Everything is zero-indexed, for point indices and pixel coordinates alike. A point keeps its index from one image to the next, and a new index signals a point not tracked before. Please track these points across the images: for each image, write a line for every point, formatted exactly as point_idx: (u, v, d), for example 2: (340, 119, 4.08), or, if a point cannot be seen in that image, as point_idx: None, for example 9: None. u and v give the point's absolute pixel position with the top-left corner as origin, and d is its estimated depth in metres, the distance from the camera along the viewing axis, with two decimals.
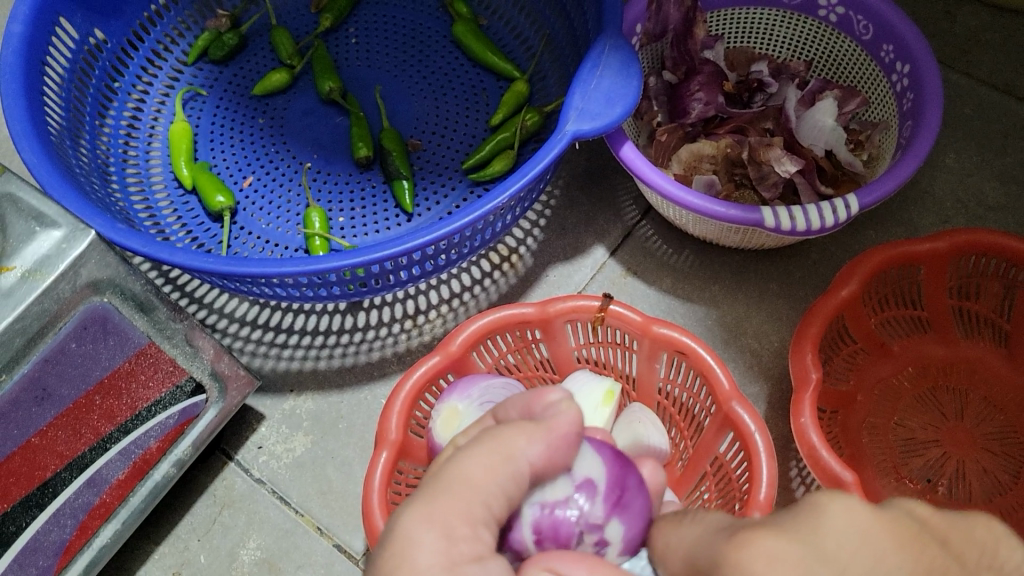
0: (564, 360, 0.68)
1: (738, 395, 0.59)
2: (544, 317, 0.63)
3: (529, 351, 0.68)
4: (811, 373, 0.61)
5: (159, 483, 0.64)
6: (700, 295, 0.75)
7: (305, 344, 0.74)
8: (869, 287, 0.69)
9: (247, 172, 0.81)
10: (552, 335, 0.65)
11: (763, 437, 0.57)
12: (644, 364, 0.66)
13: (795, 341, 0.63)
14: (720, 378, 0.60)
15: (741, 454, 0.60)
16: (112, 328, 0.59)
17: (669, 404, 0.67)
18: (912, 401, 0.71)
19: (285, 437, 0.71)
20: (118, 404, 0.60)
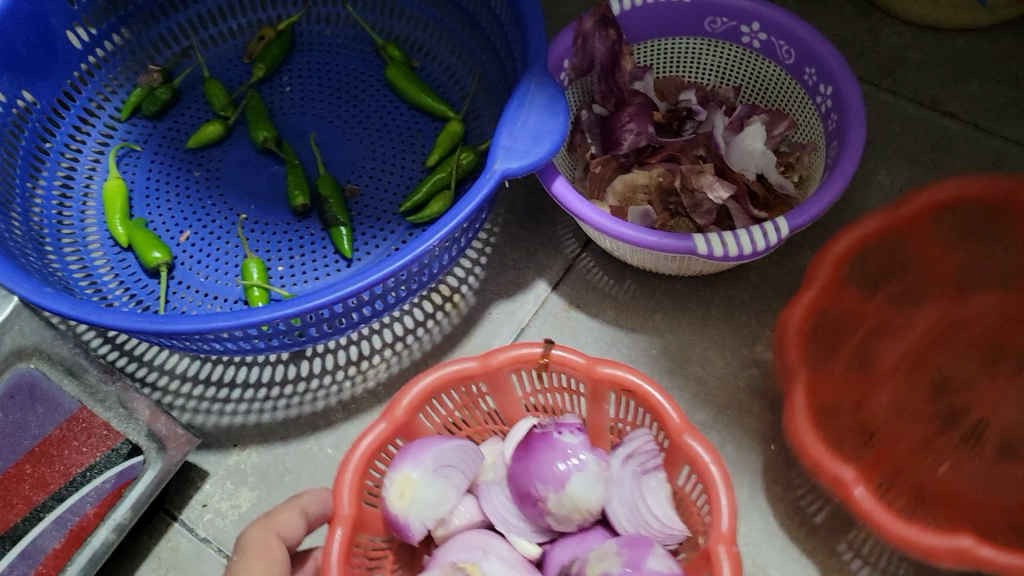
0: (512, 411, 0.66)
1: (690, 428, 0.57)
2: (488, 368, 0.60)
3: (475, 405, 0.66)
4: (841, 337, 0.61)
5: (98, 550, 0.60)
6: (643, 325, 0.75)
7: (247, 398, 0.73)
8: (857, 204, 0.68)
9: (184, 226, 0.80)
10: (497, 388, 0.63)
11: (719, 469, 0.55)
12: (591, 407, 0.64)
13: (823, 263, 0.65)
14: (669, 412, 0.58)
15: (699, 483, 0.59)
16: (40, 394, 0.63)
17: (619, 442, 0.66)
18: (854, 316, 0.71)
19: (230, 493, 0.70)
20: (50, 472, 0.62)
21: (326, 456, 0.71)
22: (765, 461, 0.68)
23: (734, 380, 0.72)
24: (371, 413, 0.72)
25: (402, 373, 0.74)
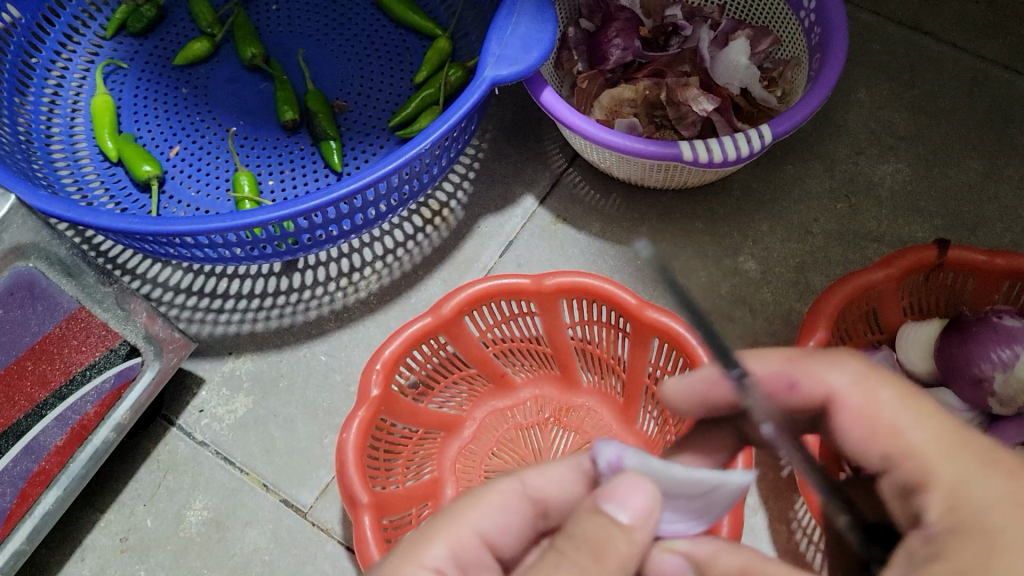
0: (637, 372, 0.67)
1: (545, 278, 0.65)
2: (540, 288, 0.65)
3: (614, 338, 0.68)
4: None
5: (100, 448, 0.63)
6: (629, 237, 0.76)
7: (241, 308, 0.74)
8: (852, 320, 0.66)
9: (174, 141, 0.80)
10: (638, 336, 0.65)
11: (679, 325, 0.63)
12: (635, 351, 0.66)
13: (787, 359, 0.62)
14: (626, 296, 0.64)
15: (680, 365, 0.64)
16: (39, 294, 0.59)
17: (656, 389, 0.67)
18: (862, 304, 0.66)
19: (226, 399, 0.71)
20: (51, 370, 0.60)
21: (320, 363, 0.72)
22: None
23: (716, 289, 0.74)
24: (363, 322, 0.74)
25: (394, 285, 0.75)
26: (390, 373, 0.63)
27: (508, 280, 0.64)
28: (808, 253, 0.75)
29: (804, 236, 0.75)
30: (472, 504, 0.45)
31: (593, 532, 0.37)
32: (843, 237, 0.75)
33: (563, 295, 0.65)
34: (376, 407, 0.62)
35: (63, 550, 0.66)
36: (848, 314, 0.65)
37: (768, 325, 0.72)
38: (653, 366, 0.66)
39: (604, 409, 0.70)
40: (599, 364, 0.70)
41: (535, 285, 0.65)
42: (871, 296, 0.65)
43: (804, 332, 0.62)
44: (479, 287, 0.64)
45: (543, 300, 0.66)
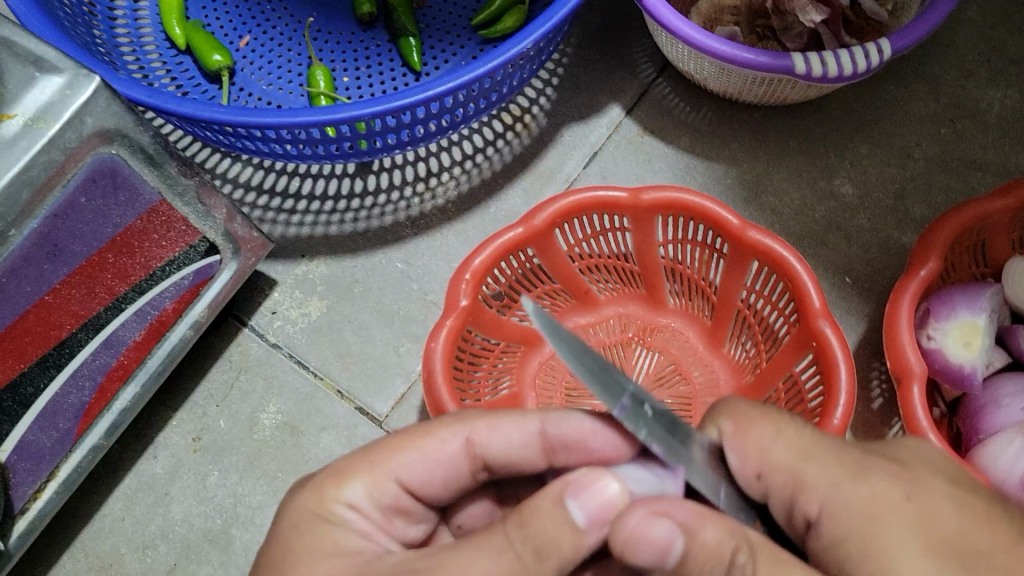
0: (729, 295, 0.65)
1: (640, 192, 0.61)
2: (636, 203, 0.62)
3: (707, 259, 0.65)
4: (912, 364, 0.57)
5: (176, 346, 0.63)
6: (719, 154, 0.73)
7: (313, 210, 0.72)
8: (959, 251, 0.63)
9: (243, 31, 0.76)
10: (736, 257, 0.62)
11: (785, 247, 0.59)
12: (730, 273, 0.64)
13: (894, 290, 0.59)
14: (727, 216, 0.61)
15: (780, 289, 0.62)
16: (122, 183, 0.55)
17: (749, 315, 0.65)
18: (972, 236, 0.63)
19: (300, 302, 0.69)
20: (131, 264, 0.58)
21: (396, 270, 0.70)
22: (839, 292, 0.68)
23: (809, 213, 0.71)
24: (441, 230, 0.71)
25: (473, 193, 0.72)
26: (478, 284, 0.61)
27: (604, 193, 0.61)
28: (908, 179, 0.71)
29: (904, 161, 0.72)
30: (493, 422, 0.45)
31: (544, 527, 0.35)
32: (946, 163, 0.71)
33: (659, 211, 0.63)
34: (463, 317, 0.60)
35: (136, 447, 0.66)
36: (956, 247, 0.62)
37: (864, 252, 0.69)
38: (747, 290, 0.64)
39: (690, 330, 0.68)
40: (687, 284, 0.67)
41: (631, 200, 0.62)
42: (981, 227, 0.62)
43: (913, 261, 0.60)
44: (573, 200, 0.61)
45: (637, 216, 0.63)
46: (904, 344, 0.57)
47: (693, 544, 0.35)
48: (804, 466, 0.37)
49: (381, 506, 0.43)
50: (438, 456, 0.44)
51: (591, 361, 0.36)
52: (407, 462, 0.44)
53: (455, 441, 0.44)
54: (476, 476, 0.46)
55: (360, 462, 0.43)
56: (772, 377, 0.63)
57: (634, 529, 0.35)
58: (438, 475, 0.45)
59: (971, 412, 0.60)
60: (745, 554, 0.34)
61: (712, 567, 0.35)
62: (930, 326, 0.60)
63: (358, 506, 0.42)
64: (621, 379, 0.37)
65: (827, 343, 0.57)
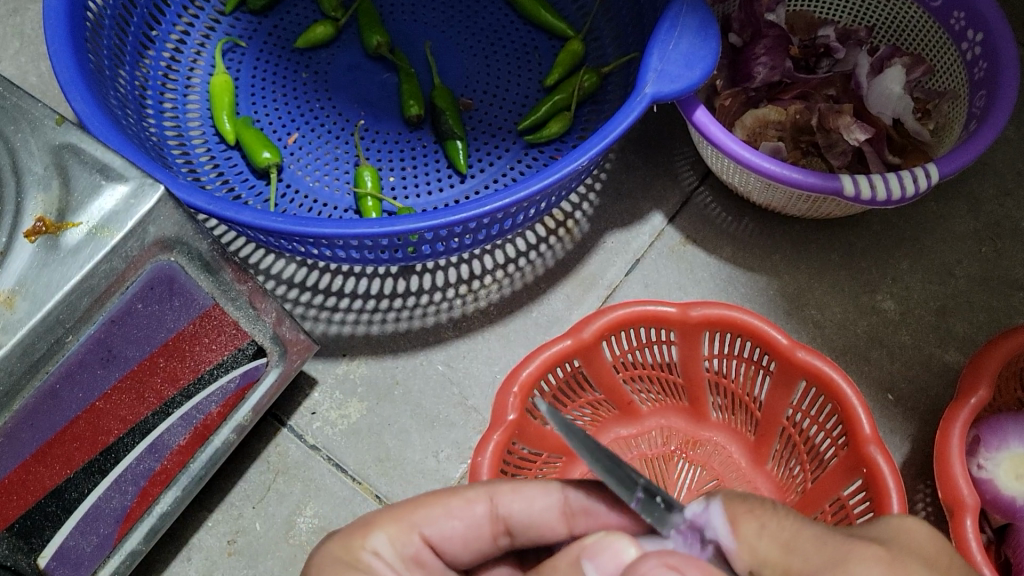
0: (775, 411, 0.64)
1: (690, 307, 0.62)
2: (684, 319, 0.62)
3: (753, 375, 0.65)
4: (965, 495, 0.56)
5: (219, 449, 0.63)
6: (762, 265, 0.73)
7: (356, 309, 0.72)
8: (1007, 376, 0.63)
9: (292, 128, 0.78)
10: (784, 376, 0.62)
11: (835, 370, 0.59)
12: (776, 390, 0.63)
13: (945, 416, 0.59)
14: (777, 336, 0.61)
15: (829, 411, 0.61)
16: (177, 289, 0.55)
17: (794, 432, 0.64)
18: (1021, 362, 0.62)
19: (339, 403, 0.69)
20: (181, 367, 0.58)
21: (437, 373, 0.70)
22: (882, 409, 0.68)
23: (851, 327, 0.71)
24: (483, 333, 0.71)
25: (515, 297, 0.72)
26: (525, 395, 0.61)
27: (653, 309, 0.62)
28: (950, 296, 0.71)
29: (946, 279, 0.72)
30: (517, 487, 0.47)
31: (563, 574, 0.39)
32: (987, 282, 0.72)
33: (707, 327, 0.63)
34: (510, 430, 0.60)
35: (169, 548, 0.65)
36: (1005, 373, 0.62)
37: (906, 369, 0.69)
38: (793, 409, 0.64)
39: (733, 445, 0.67)
40: (730, 397, 0.67)
41: (680, 316, 0.62)
42: None
43: (963, 388, 0.60)
44: (622, 313, 0.62)
45: (685, 331, 0.63)
46: (957, 475, 0.57)
47: None
48: (788, 561, 0.37)
49: (404, 557, 0.45)
50: (462, 515, 0.46)
51: (604, 459, 0.42)
52: (431, 518, 0.46)
53: (477, 502, 0.47)
54: (497, 541, 0.48)
55: (387, 514, 0.46)
56: (818, 498, 0.62)
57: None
58: (461, 534, 0.47)
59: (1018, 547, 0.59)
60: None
61: None
62: (981, 455, 0.60)
63: (382, 552, 0.44)
64: (633, 475, 0.42)
65: (879, 470, 0.57)
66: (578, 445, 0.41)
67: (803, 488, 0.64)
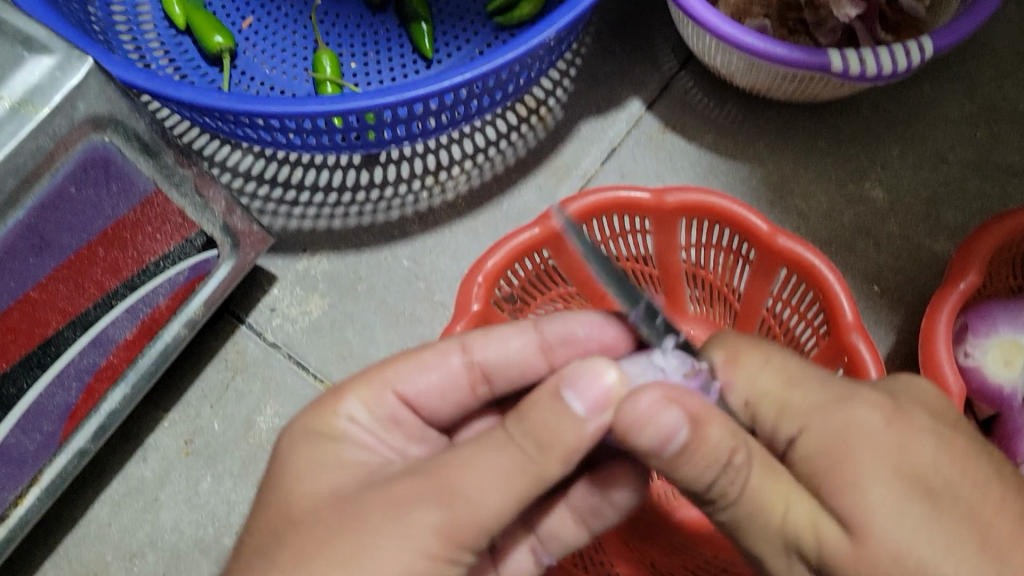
0: (755, 302, 0.62)
1: (665, 191, 0.58)
2: (659, 205, 0.58)
3: (731, 265, 0.62)
4: (951, 384, 0.54)
5: (169, 344, 0.60)
6: (745, 153, 0.70)
7: (316, 203, 0.68)
8: (998, 262, 0.59)
9: (246, 12, 0.72)
10: (764, 265, 0.59)
11: (817, 257, 0.56)
12: (756, 280, 0.60)
13: (931, 304, 0.56)
14: (756, 221, 0.57)
15: (811, 300, 0.58)
16: (114, 171, 0.51)
17: (774, 324, 0.62)
18: (1012, 248, 0.59)
19: (300, 299, 0.66)
20: (123, 258, 0.54)
21: (402, 268, 0.67)
22: (867, 301, 0.65)
23: (837, 216, 0.68)
24: (450, 227, 0.68)
25: (484, 188, 0.69)
26: (491, 285, 0.57)
27: (626, 194, 0.58)
28: (942, 183, 0.68)
29: (938, 165, 0.68)
30: (488, 333, 0.47)
31: (548, 417, 0.36)
32: (981, 168, 0.68)
33: (683, 214, 0.59)
34: (475, 322, 0.57)
35: (124, 449, 0.62)
36: (995, 260, 0.59)
37: (894, 260, 0.66)
38: (772, 298, 0.61)
39: (709, 338, 0.65)
40: (707, 290, 0.64)
41: (655, 203, 0.58)
42: (1021, 239, 0.58)
43: (952, 274, 0.57)
44: (593, 200, 0.58)
45: (660, 218, 0.60)
46: (943, 362, 0.54)
47: (698, 441, 0.35)
48: (787, 395, 0.37)
49: (379, 418, 0.44)
50: (438, 368, 0.45)
51: (615, 274, 0.40)
52: (405, 374, 0.45)
53: (452, 353, 0.46)
54: (476, 391, 0.47)
55: (357, 379, 0.44)
56: None
57: (644, 407, 0.35)
58: (436, 385, 0.46)
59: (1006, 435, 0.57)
60: (742, 455, 0.35)
61: (706, 465, 0.35)
62: (968, 343, 0.57)
63: (356, 419, 0.43)
64: (639, 293, 0.41)
65: (860, 357, 0.54)
66: (595, 260, 0.39)
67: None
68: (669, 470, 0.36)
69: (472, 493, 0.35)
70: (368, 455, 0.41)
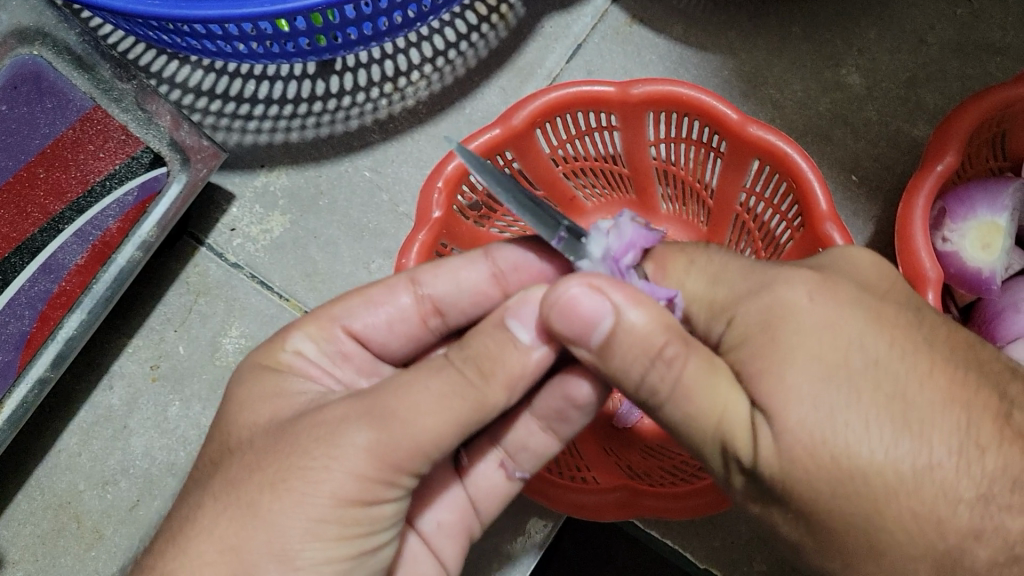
0: (729, 197, 0.60)
1: (629, 83, 0.55)
2: (625, 99, 0.56)
3: (704, 160, 0.59)
4: (928, 269, 0.52)
5: (124, 270, 0.54)
6: (716, 43, 0.67)
7: (272, 116, 0.65)
8: (977, 141, 0.57)
9: None
10: (736, 157, 0.57)
11: (791, 146, 0.54)
12: (729, 173, 0.58)
13: (908, 189, 0.54)
14: (726, 111, 0.54)
15: (786, 192, 0.56)
16: (47, 88, 0.54)
17: (749, 219, 0.60)
18: (991, 126, 0.57)
19: (260, 217, 0.64)
20: (66, 179, 0.53)
21: (364, 180, 0.64)
22: (844, 191, 0.64)
23: (813, 105, 0.65)
24: (412, 134, 0.65)
25: (446, 93, 0.66)
26: (453, 192, 0.55)
27: (589, 88, 0.55)
28: (921, 66, 0.65)
29: (917, 47, 0.65)
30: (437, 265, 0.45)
31: (489, 343, 0.38)
32: (962, 47, 0.65)
33: (650, 107, 0.57)
34: (438, 230, 0.55)
35: (90, 377, 0.61)
36: (975, 138, 0.57)
37: (872, 147, 0.64)
38: (746, 193, 0.59)
39: (684, 237, 0.64)
40: (679, 188, 0.63)
41: (620, 96, 0.56)
42: (1000, 116, 0.56)
43: (930, 156, 0.55)
44: (555, 96, 0.55)
45: (626, 113, 0.57)
46: (919, 247, 0.52)
47: (622, 325, 0.35)
48: (714, 293, 0.38)
49: (328, 353, 0.44)
50: (386, 302, 0.45)
51: (525, 199, 0.39)
52: (353, 310, 0.45)
53: (401, 291, 0.45)
54: (428, 324, 0.46)
55: (306, 318, 0.44)
56: None
57: (569, 298, 0.35)
58: (386, 321, 0.45)
59: (987, 317, 0.56)
60: (674, 346, 0.35)
61: (638, 352, 0.35)
62: (946, 228, 0.55)
63: (303, 352, 0.43)
64: (554, 214, 0.40)
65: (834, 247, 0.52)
66: (488, 178, 0.38)
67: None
68: (602, 362, 0.36)
69: (400, 421, 0.36)
70: (309, 386, 0.41)
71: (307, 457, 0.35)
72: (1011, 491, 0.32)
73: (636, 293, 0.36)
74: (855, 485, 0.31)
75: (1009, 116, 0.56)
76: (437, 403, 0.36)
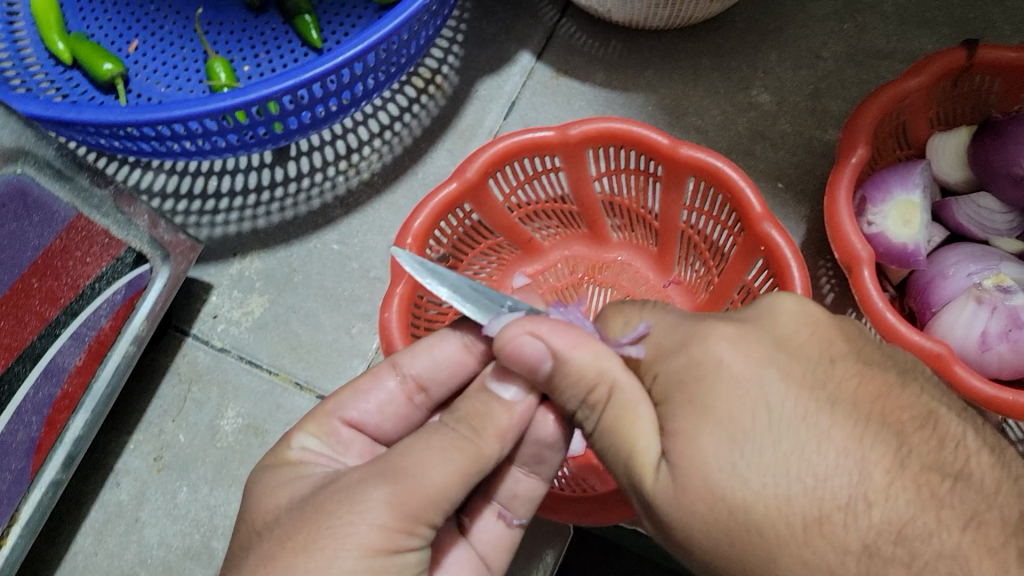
0: (672, 216, 0.65)
1: (565, 127, 0.60)
2: (564, 141, 0.61)
3: (644, 185, 0.65)
4: (860, 250, 0.58)
5: (120, 364, 0.60)
6: (636, 83, 0.73)
7: (238, 206, 0.69)
8: (881, 132, 0.64)
9: (130, 36, 0.72)
10: (672, 179, 0.62)
11: (717, 160, 0.59)
12: (668, 195, 0.63)
13: (828, 181, 0.60)
14: (656, 138, 0.60)
15: (723, 204, 0.61)
16: (33, 203, 0.54)
17: (693, 233, 0.65)
18: (890, 118, 0.63)
19: (240, 301, 0.67)
20: (58, 286, 0.55)
21: (333, 253, 0.68)
22: (773, 198, 0.70)
23: (732, 125, 0.72)
24: (372, 204, 0.69)
25: (397, 163, 0.70)
26: (422, 246, 0.59)
27: (531, 135, 0.60)
28: (821, 78, 0.72)
29: (814, 62, 0.73)
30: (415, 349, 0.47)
31: (476, 405, 0.41)
32: (854, 57, 0.72)
33: (588, 144, 0.62)
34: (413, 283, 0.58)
35: (97, 477, 0.63)
36: (879, 132, 0.63)
37: (791, 156, 0.70)
38: (687, 210, 0.64)
39: (638, 260, 0.70)
40: (626, 216, 0.68)
41: (560, 139, 0.61)
42: (898, 109, 0.63)
43: (844, 150, 0.60)
44: (501, 147, 0.60)
45: (568, 152, 0.62)
46: (848, 231, 0.58)
47: (566, 366, 0.40)
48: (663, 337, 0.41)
49: (333, 445, 0.45)
50: (373, 390, 0.46)
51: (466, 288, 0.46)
52: (346, 403, 0.46)
53: (385, 374, 0.46)
54: (416, 401, 0.47)
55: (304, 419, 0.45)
56: (726, 288, 0.64)
57: (518, 344, 0.40)
58: (377, 406, 0.46)
59: (921, 288, 0.62)
60: (604, 386, 0.40)
61: (577, 387, 0.40)
62: (870, 212, 0.61)
63: (308, 447, 0.44)
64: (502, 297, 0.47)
65: (773, 242, 0.57)
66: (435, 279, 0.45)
67: (711, 284, 0.65)
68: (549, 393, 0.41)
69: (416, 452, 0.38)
70: (319, 468, 0.42)
71: (343, 489, 0.37)
72: (987, 466, 0.36)
73: (579, 340, 0.40)
74: (756, 533, 0.34)
75: (903, 107, 0.63)
76: (418, 465, 0.38)
